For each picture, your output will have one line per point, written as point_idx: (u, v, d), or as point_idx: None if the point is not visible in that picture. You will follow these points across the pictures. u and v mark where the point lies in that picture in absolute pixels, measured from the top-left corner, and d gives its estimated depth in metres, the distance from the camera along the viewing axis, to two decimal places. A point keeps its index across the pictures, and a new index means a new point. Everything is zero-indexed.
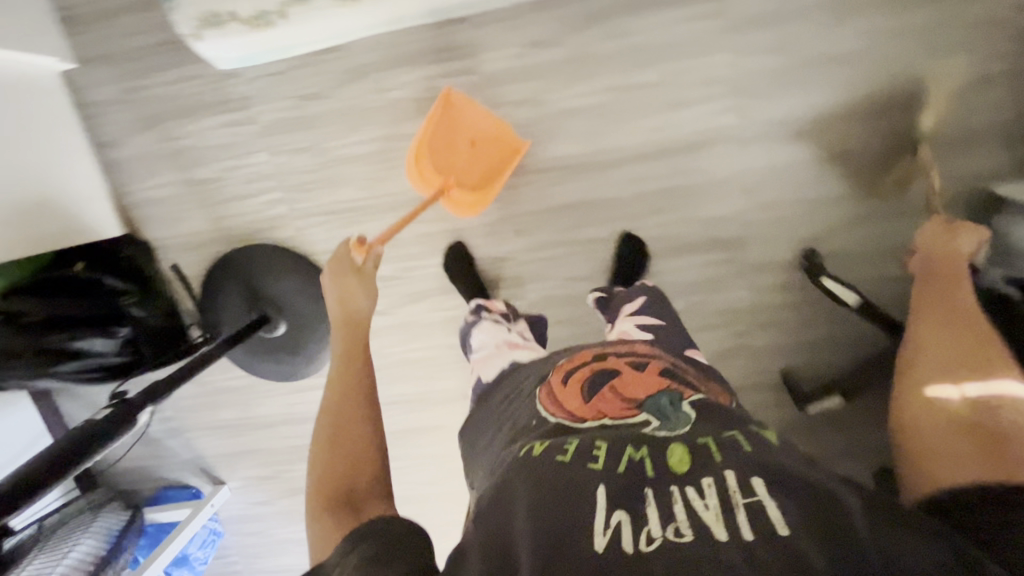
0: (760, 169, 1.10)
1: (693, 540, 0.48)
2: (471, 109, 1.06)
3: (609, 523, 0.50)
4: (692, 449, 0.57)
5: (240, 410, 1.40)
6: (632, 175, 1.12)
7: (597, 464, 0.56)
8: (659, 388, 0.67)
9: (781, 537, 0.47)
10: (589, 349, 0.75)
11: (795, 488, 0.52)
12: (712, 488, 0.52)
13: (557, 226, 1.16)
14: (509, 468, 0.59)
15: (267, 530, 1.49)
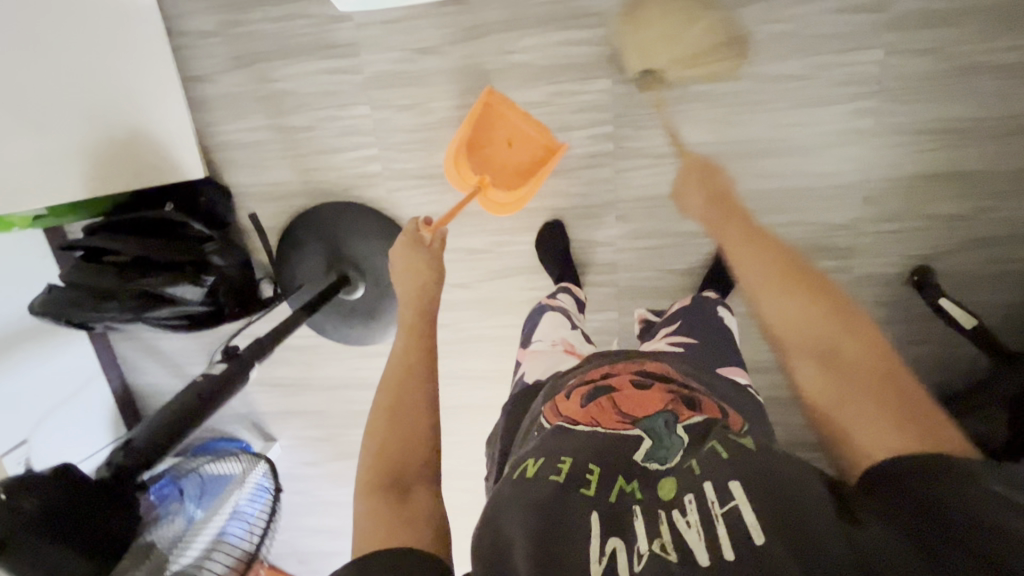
0: (889, 178, 1.04)
1: (678, 561, 0.51)
2: (510, 110, 1.06)
3: (605, 549, 0.54)
4: (680, 476, 0.60)
5: (301, 369, 1.36)
6: (752, 170, 1.07)
7: (588, 490, 0.59)
8: (658, 408, 0.67)
9: (757, 545, 0.50)
10: (601, 365, 0.77)
11: (770, 487, 0.55)
12: (694, 506, 0.56)
13: (662, 215, 1.12)
14: (506, 486, 0.62)
15: (313, 491, 1.48)
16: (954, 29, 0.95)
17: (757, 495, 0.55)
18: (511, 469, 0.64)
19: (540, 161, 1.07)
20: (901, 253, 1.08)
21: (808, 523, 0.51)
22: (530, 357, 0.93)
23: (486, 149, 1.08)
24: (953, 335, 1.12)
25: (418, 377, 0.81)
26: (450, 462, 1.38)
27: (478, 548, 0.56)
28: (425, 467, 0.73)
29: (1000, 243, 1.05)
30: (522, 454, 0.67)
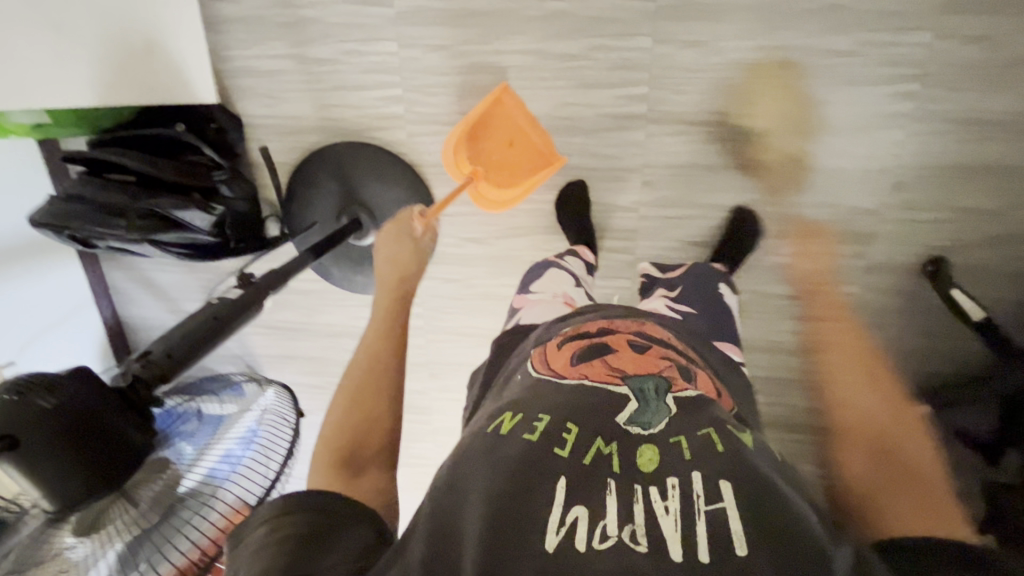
0: (916, 166, 1.04)
1: (646, 553, 0.47)
2: (517, 110, 1.04)
3: (564, 520, 0.50)
4: (662, 446, 0.56)
5: (302, 314, 1.33)
6: (783, 147, 1.06)
7: (562, 451, 0.56)
8: (648, 371, 0.65)
9: (739, 557, 0.46)
10: (601, 320, 0.75)
11: (762, 499, 0.51)
12: (676, 489, 0.52)
13: (687, 185, 1.11)
14: (473, 443, 0.59)
15: (306, 437, 1.48)
16: (1005, 19, 0.94)
17: (745, 497, 0.51)
18: (484, 421, 0.62)
19: (536, 166, 1.07)
20: (915, 244, 1.10)
21: (791, 548, 0.47)
22: (530, 304, 0.92)
23: (485, 143, 1.06)
24: (958, 328, 1.14)
25: (382, 367, 0.77)
26: (445, 417, 1.38)
27: (433, 499, 0.55)
28: (382, 450, 0.70)
29: (1013, 241, 1.07)
30: (499, 406, 0.65)
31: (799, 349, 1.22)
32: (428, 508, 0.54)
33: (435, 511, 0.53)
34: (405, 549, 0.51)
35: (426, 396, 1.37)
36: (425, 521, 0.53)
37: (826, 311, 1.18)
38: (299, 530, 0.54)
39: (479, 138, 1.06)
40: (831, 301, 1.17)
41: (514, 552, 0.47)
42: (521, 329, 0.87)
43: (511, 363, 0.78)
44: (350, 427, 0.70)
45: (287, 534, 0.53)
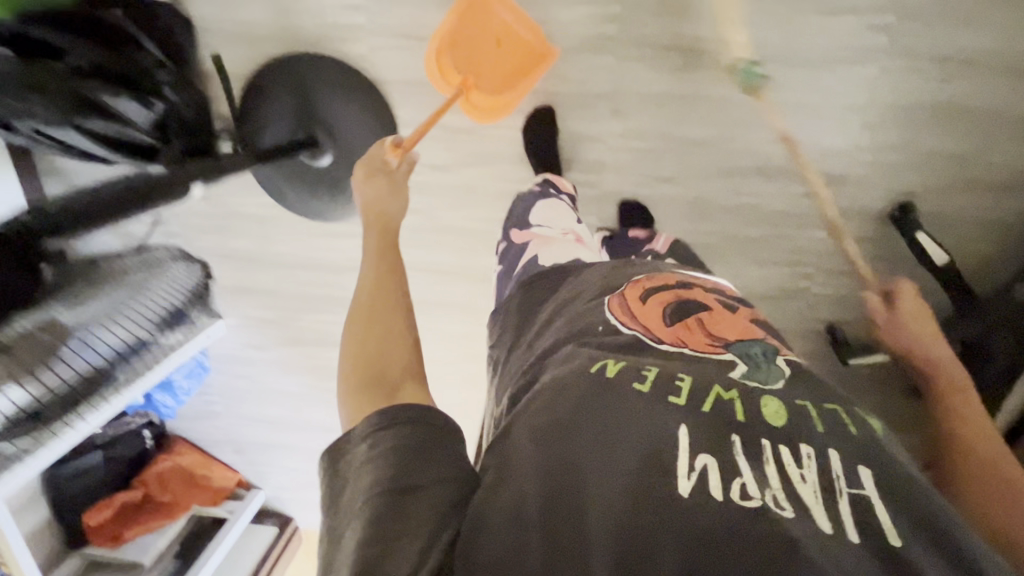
0: (887, 103, 1.02)
1: (795, 518, 0.41)
2: (499, 5, 1.01)
3: (693, 467, 0.44)
4: (789, 402, 0.49)
5: (255, 242, 1.27)
6: (754, 77, 1.03)
7: (679, 400, 0.49)
8: (748, 335, 0.58)
9: (894, 550, 0.40)
10: (672, 276, 0.68)
11: (918, 492, 0.44)
12: (812, 460, 0.45)
13: (661, 116, 1.07)
14: (580, 383, 0.52)
15: (259, 375, 1.43)
16: None
17: (903, 487, 0.44)
18: (579, 362, 0.55)
19: (530, 65, 1.03)
20: (886, 188, 1.08)
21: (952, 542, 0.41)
22: (539, 239, 0.87)
23: (472, 44, 1.02)
24: (925, 279, 1.12)
25: (387, 298, 0.62)
26: None
27: (536, 436, 0.48)
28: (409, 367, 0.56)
29: (980, 188, 1.05)
30: (587, 349, 0.58)
31: (766, 297, 1.19)
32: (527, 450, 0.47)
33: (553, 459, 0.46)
34: (507, 490, 0.45)
35: None
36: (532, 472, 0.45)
37: (791, 257, 1.16)
38: (397, 450, 0.46)
39: (463, 44, 1.02)
40: (799, 246, 1.15)
41: (649, 511, 0.41)
42: (545, 274, 0.77)
43: (548, 305, 0.71)
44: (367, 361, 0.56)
45: (391, 446, 0.47)
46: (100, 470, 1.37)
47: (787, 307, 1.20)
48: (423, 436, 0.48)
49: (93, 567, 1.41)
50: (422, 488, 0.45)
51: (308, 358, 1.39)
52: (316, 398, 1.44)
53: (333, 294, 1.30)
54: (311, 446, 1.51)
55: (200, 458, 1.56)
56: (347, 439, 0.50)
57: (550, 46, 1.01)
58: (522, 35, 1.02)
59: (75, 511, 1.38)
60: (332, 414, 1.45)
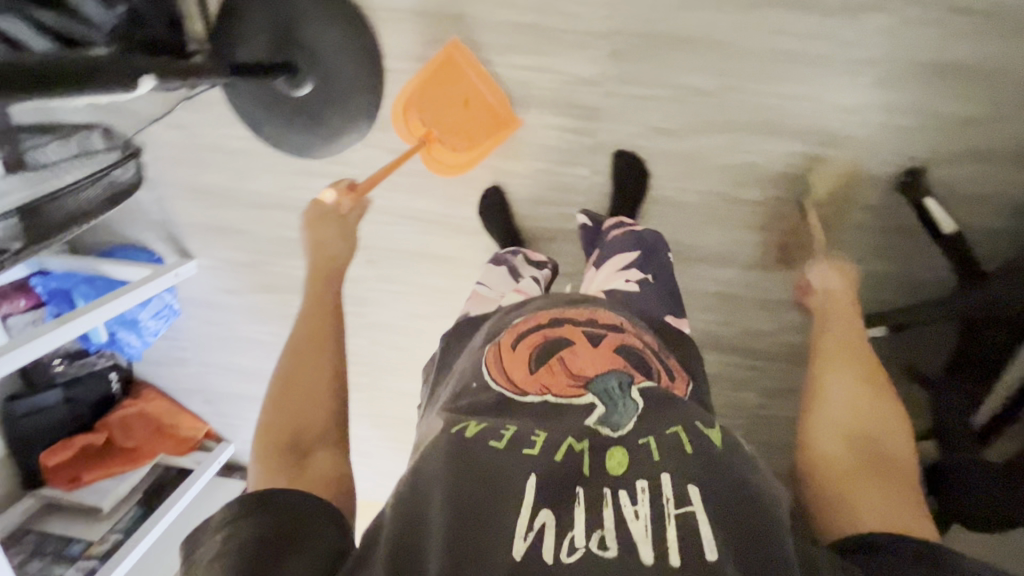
0: (904, 59, 0.95)
1: (616, 556, 0.54)
2: (468, 71, 1.05)
3: (531, 527, 0.57)
4: (631, 450, 0.64)
5: (229, 178, 1.21)
6: (763, 23, 0.96)
7: (532, 451, 0.64)
8: (609, 369, 0.72)
9: (709, 560, 0.54)
10: (551, 310, 0.80)
11: (729, 504, 0.60)
12: (645, 493, 0.60)
13: (661, 59, 1.00)
14: (443, 448, 0.65)
15: (230, 323, 1.38)
16: None
17: (717, 501, 0.60)
18: (445, 424, 0.68)
19: (489, 129, 1.08)
20: (895, 152, 1.01)
21: (760, 547, 0.57)
22: (478, 302, 0.95)
23: (439, 104, 1.07)
24: (930, 254, 1.06)
25: (313, 368, 0.80)
26: (376, 311, 1.28)
27: (398, 505, 0.62)
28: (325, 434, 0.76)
29: (996, 158, 0.99)
30: (456, 412, 0.71)
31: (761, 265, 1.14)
32: (394, 512, 0.61)
33: (413, 526, 0.59)
34: (369, 557, 0.58)
35: (358, 285, 1.26)
36: (393, 532, 0.59)
37: (790, 225, 1.10)
38: (236, 546, 0.58)
39: (432, 101, 1.07)
40: (797, 213, 1.08)
41: (485, 557, 0.55)
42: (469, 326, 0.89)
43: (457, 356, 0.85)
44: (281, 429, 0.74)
45: (247, 535, 0.59)
46: (59, 411, 1.32)
47: (782, 278, 1.14)
48: (278, 518, 0.62)
49: (50, 510, 1.37)
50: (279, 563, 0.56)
51: (282, 306, 1.33)
52: None
53: None
54: None
55: (166, 406, 1.50)
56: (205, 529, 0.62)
57: (512, 118, 1.06)
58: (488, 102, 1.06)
59: (32, 452, 1.33)
60: None
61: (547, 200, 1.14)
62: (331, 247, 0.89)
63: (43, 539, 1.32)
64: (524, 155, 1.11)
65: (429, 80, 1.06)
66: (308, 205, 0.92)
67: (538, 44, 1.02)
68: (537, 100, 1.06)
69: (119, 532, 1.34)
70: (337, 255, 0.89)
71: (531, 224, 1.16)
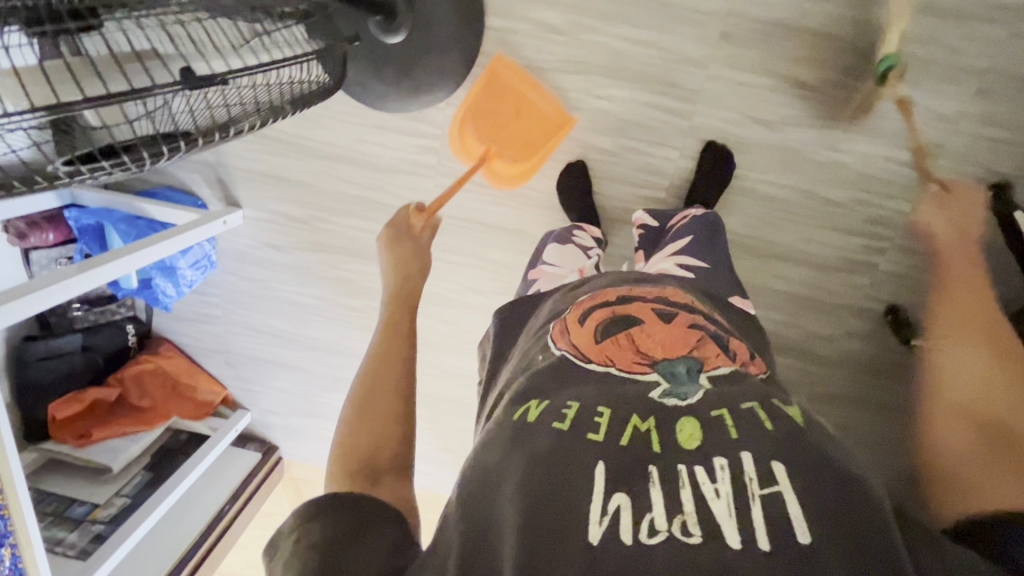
0: (1008, 73, 0.97)
1: (700, 544, 0.46)
2: (518, 78, 1.06)
3: (606, 509, 0.49)
4: (703, 421, 0.55)
5: (297, 125, 1.14)
6: (877, 20, 0.97)
7: (597, 436, 0.55)
8: (678, 351, 0.63)
9: (803, 546, 0.45)
10: (616, 288, 0.73)
11: (820, 488, 0.49)
12: (725, 471, 0.51)
13: (770, 48, 1.00)
14: (503, 429, 0.58)
15: (269, 282, 1.30)
16: None
17: (803, 480, 0.50)
18: (509, 406, 0.61)
19: (545, 135, 1.08)
20: (984, 166, 1.03)
21: (861, 544, 0.46)
22: (547, 279, 0.91)
23: (495, 119, 1.08)
24: (1005, 270, 1.08)
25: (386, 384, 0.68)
26: (433, 282, 1.22)
27: (464, 492, 0.54)
28: (398, 457, 0.63)
29: None
30: (519, 390, 0.63)
31: (835, 267, 1.12)
32: (456, 499, 0.54)
33: (474, 508, 0.52)
34: (435, 553, 0.50)
35: None
36: (458, 517, 0.52)
37: (872, 229, 1.09)
38: (320, 542, 0.51)
39: (485, 117, 1.08)
40: (879, 217, 1.08)
41: (555, 551, 0.46)
42: (521, 308, 0.81)
43: (517, 338, 0.78)
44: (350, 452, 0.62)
45: (316, 538, 0.51)
46: (76, 360, 1.23)
47: (854, 283, 1.13)
48: (349, 518, 0.53)
49: (52, 465, 1.27)
50: (347, 568, 0.49)
51: (329, 268, 1.26)
52: (327, 314, 1.31)
53: (373, 198, 1.18)
54: (311, 367, 1.38)
55: (185, 364, 1.39)
56: (276, 538, 0.54)
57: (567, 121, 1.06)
58: (541, 109, 1.07)
59: (40, 401, 1.22)
60: (343, 333, 1.33)
61: (629, 181, 1.12)
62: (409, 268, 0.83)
63: (43, 497, 1.22)
64: (614, 131, 1.08)
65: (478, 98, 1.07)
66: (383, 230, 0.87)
67: (648, 18, 1.00)
68: (636, 75, 1.04)
69: (126, 497, 1.23)
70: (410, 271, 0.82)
71: (611, 203, 1.13)
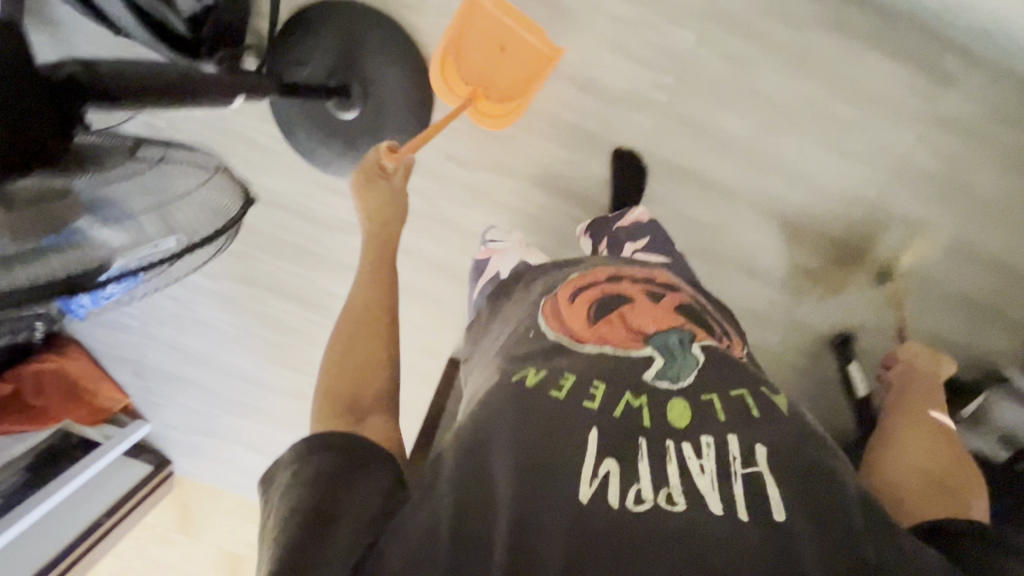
0: (860, 246, 1.15)
1: (683, 511, 0.54)
2: (496, 8, 1.02)
3: (597, 473, 0.56)
4: (692, 403, 0.63)
5: (243, 166, 1.20)
6: (763, 184, 1.12)
7: (593, 405, 0.62)
8: (670, 326, 0.72)
9: (780, 524, 0.54)
10: (607, 270, 0.82)
11: (795, 475, 0.58)
12: (710, 447, 0.59)
13: (676, 188, 1.14)
14: (504, 396, 0.63)
15: (190, 304, 1.33)
16: (965, 148, 1.07)
17: (783, 461, 0.59)
18: (507, 374, 0.66)
19: (535, 67, 1.05)
20: (835, 315, 1.19)
21: (835, 516, 0.55)
22: (497, 255, 1.00)
23: (478, 57, 1.05)
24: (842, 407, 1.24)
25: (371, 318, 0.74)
26: None
27: (459, 450, 0.58)
28: (381, 396, 0.68)
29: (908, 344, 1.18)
30: (517, 359, 0.69)
31: None
32: (452, 456, 0.58)
33: (469, 467, 0.57)
34: (428, 499, 0.54)
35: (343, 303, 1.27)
36: (453, 482, 0.55)
37: None
38: (321, 476, 0.54)
39: (470, 56, 1.06)
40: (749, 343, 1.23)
41: (545, 522, 0.52)
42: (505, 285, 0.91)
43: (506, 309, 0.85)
44: (348, 378, 0.68)
45: (312, 476, 0.54)
46: None
47: None
48: (351, 457, 0.57)
49: None
50: (347, 502, 0.53)
51: (255, 302, 1.31)
52: (246, 343, 1.35)
53: (305, 245, 1.25)
54: (220, 391, 1.41)
55: (90, 369, 1.40)
56: (276, 467, 0.57)
57: (555, 51, 1.01)
58: (528, 42, 1.03)
59: None
60: (259, 364, 1.37)
61: None
62: (386, 219, 0.84)
63: None
64: (533, 230, 1.19)
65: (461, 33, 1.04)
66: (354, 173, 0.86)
67: (574, 142, 1.13)
68: (557, 187, 1.16)
69: None
70: (388, 219, 0.84)
71: None
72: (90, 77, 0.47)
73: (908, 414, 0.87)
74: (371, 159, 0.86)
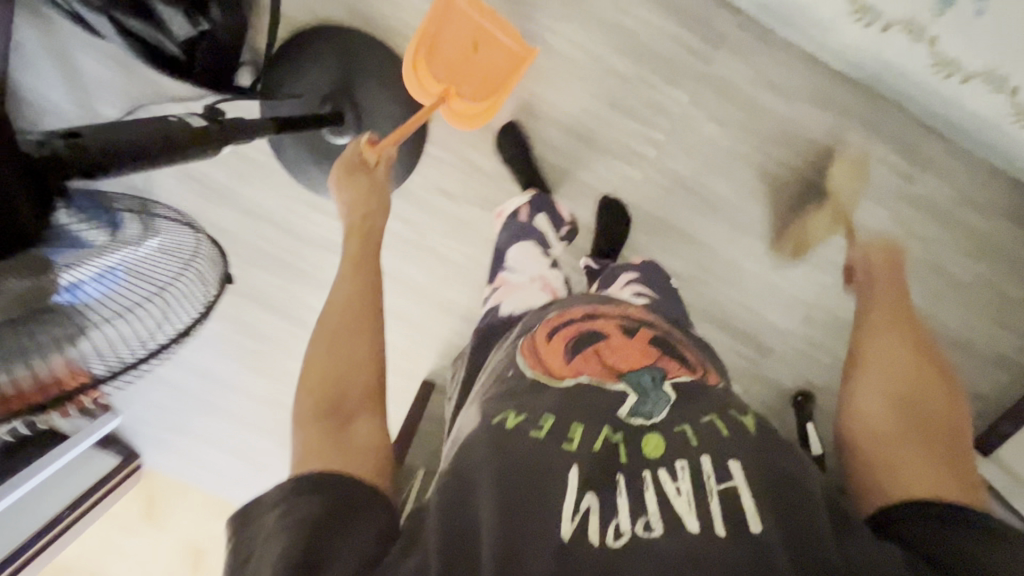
0: (829, 310, 1.18)
1: (661, 535, 0.55)
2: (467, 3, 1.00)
3: (578, 509, 0.56)
4: (666, 436, 0.63)
5: (231, 176, 1.20)
6: (741, 242, 1.15)
7: (570, 445, 0.61)
8: (643, 362, 0.70)
9: (753, 532, 0.54)
10: (577, 309, 0.77)
11: (770, 486, 0.59)
12: (686, 471, 0.59)
13: (656, 239, 1.16)
14: (484, 433, 0.62)
15: None
16: (933, 227, 1.11)
17: (751, 471, 0.59)
18: (484, 414, 0.65)
19: (509, 67, 1.04)
20: (801, 374, 1.21)
21: (803, 528, 0.56)
22: (508, 288, 0.93)
23: (449, 52, 1.03)
24: None
25: (352, 323, 0.71)
26: None
27: (443, 491, 0.58)
28: (368, 395, 0.68)
29: None
30: (492, 401, 0.67)
31: None
32: (438, 492, 0.58)
33: (450, 504, 0.56)
34: (418, 542, 0.54)
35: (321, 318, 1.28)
36: (437, 518, 0.55)
37: None
38: (304, 518, 0.53)
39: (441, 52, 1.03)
40: None
41: (528, 557, 0.52)
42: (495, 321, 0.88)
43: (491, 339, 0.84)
44: (324, 392, 0.66)
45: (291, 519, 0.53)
46: None
47: None
48: (332, 500, 0.56)
49: None
50: (336, 543, 0.52)
51: (234, 309, 1.31)
52: (222, 347, 1.36)
53: (287, 259, 1.25)
54: (194, 390, 1.42)
55: None
56: (255, 506, 0.56)
57: (530, 52, 1.00)
58: (500, 41, 1.03)
59: None
60: (234, 369, 1.38)
61: None
62: (370, 210, 0.82)
63: None
64: None
65: (433, 28, 1.01)
66: (335, 167, 0.86)
67: (560, 186, 1.15)
68: None
69: None
70: (371, 210, 0.82)
71: None
72: (76, 156, 0.49)
73: (865, 350, 0.80)
74: (353, 151, 0.87)
